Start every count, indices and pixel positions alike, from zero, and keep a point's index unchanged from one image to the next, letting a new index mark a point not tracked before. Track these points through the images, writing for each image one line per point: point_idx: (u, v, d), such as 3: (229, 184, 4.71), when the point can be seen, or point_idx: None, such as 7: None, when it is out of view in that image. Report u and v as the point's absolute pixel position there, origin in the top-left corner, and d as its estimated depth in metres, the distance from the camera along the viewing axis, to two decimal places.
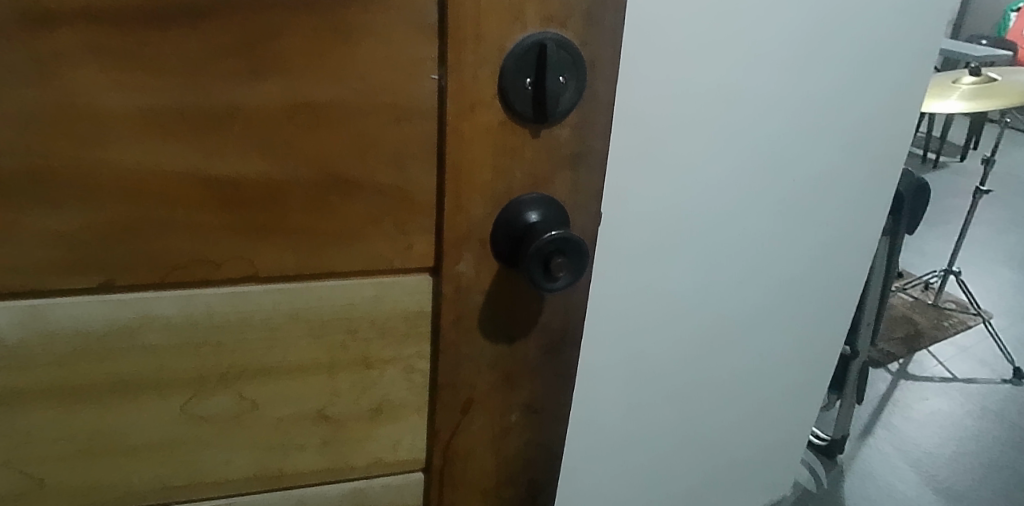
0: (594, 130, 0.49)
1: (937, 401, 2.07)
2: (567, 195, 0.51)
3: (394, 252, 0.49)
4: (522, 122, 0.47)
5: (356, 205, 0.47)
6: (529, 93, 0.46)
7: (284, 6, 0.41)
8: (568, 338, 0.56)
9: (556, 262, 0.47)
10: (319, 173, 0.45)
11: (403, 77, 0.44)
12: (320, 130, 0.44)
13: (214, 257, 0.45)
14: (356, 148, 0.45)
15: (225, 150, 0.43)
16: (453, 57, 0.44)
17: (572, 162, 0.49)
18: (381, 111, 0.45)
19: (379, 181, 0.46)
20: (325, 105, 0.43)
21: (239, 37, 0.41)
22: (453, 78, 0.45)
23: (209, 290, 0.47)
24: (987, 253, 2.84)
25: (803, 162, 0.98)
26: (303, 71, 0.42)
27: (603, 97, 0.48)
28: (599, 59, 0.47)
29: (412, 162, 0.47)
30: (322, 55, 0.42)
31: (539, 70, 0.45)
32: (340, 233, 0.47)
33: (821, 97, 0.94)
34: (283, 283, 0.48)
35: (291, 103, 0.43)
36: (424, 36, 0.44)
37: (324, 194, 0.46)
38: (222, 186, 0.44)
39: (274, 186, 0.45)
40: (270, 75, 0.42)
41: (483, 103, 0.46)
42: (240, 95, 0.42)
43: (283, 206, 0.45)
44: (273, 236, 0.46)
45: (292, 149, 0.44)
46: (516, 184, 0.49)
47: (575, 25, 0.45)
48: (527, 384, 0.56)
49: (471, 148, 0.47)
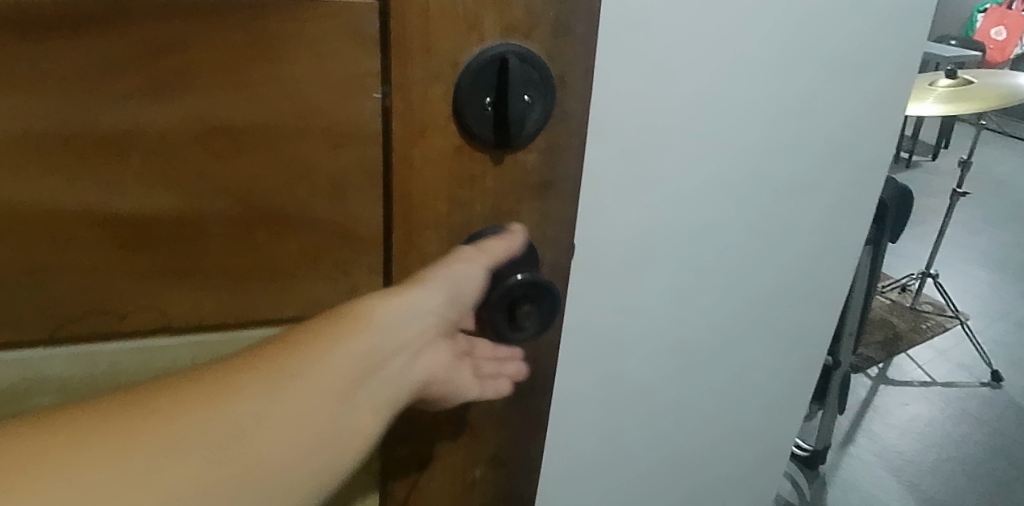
0: (565, 156, 0.42)
1: (917, 407, 2.04)
2: (535, 228, 0.44)
3: (336, 295, 0.42)
4: (482, 147, 0.41)
5: (287, 245, 0.40)
6: (489, 114, 0.40)
7: (192, 14, 0.34)
8: (538, 383, 0.50)
9: (521, 309, 0.43)
10: (241, 208, 0.38)
11: (340, 96, 0.38)
12: (240, 158, 0.37)
13: (116, 307, 0.39)
14: (285, 179, 0.38)
15: (124, 184, 0.36)
16: (399, 73, 0.38)
17: (541, 192, 0.43)
18: (315, 136, 0.38)
19: (314, 216, 0.40)
20: (247, 129, 0.37)
21: (136, 50, 0.34)
22: (399, 97, 0.38)
23: (109, 342, 0.40)
24: (963, 254, 2.83)
25: (790, 173, 0.93)
26: (218, 90, 0.36)
27: (575, 117, 0.42)
28: (570, 74, 0.40)
29: (354, 195, 0.40)
30: (241, 72, 0.36)
31: (500, 89, 0.39)
32: (268, 276, 0.41)
33: (806, 105, 0.89)
34: (203, 333, 0.41)
35: (204, 128, 0.36)
36: (364, 48, 0.37)
37: (247, 232, 0.39)
38: (123, 227, 0.37)
39: (185, 225, 0.38)
40: (177, 95, 0.35)
41: (436, 127, 0.40)
42: (141, 120, 0.35)
43: (197, 247, 0.38)
44: (188, 281, 0.39)
45: (207, 181, 0.37)
46: (476, 216, 0.43)
47: (542, 36, 0.39)
48: (492, 434, 0.50)
49: (422, 177, 0.40)
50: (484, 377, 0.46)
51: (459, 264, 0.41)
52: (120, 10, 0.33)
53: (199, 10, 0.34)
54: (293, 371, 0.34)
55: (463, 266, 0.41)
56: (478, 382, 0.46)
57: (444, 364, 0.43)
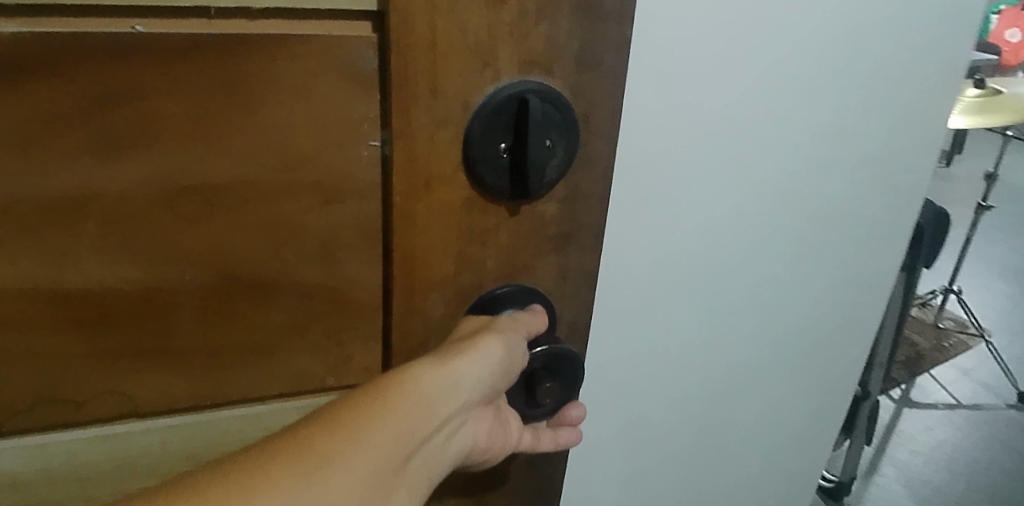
0: (589, 204, 0.37)
1: (943, 432, 1.97)
2: (554, 285, 0.38)
3: (327, 369, 0.37)
4: (496, 199, 0.35)
5: (271, 316, 0.34)
6: (504, 161, 0.34)
7: (157, 56, 0.28)
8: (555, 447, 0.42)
9: (544, 388, 0.38)
10: (217, 277, 0.33)
11: (333, 144, 0.32)
12: (216, 221, 0.32)
13: (73, 394, 0.33)
14: (268, 242, 0.33)
15: (79, 254, 0.30)
16: (400, 117, 0.32)
17: (561, 246, 0.37)
18: (303, 192, 0.32)
19: (301, 282, 0.34)
20: (222, 186, 0.31)
21: (90, 99, 0.28)
22: (400, 144, 0.33)
23: (57, 432, 0.34)
24: (987, 264, 2.73)
25: (862, 200, 0.75)
26: (189, 144, 0.30)
27: (600, 160, 0.36)
28: (595, 112, 0.35)
29: (349, 255, 0.35)
30: (214, 121, 0.30)
31: (518, 133, 0.34)
32: (250, 351, 0.35)
33: (883, 111, 0.70)
34: (175, 415, 0.36)
35: (173, 188, 0.30)
36: (361, 89, 0.32)
37: (224, 303, 0.33)
38: (80, 302, 0.31)
39: (152, 298, 0.32)
40: (141, 151, 0.29)
41: (443, 177, 0.34)
42: (97, 180, 0.29)
43: (165, 322, 0.33)
44: (157, 361, 0.34)
45: (176, 249, 0.32)
46: (487, 275, 0.37)
47: (565, 70, 0.33)
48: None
49: (427, 234, 0.35)
50: (541, 433, 0.41)
51: (498, 328, 0.36)
52: (71, 52, 0.27)
53: (165, 50, 0.28)
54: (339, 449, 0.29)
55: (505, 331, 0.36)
56: (539, 441, 0.41)
57: (490, 440, 0.38)
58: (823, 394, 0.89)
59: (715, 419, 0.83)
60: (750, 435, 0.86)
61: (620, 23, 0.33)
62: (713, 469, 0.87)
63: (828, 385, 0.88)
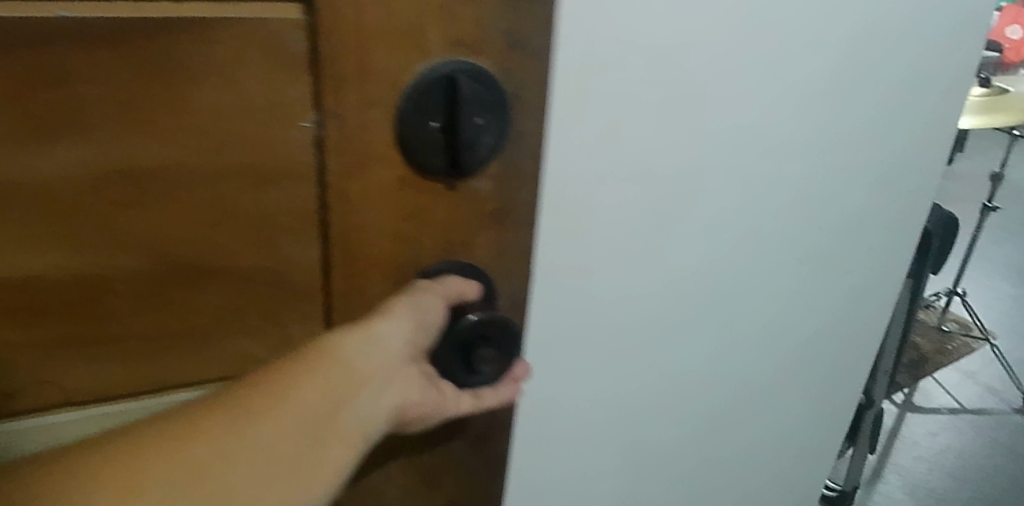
0: (525, 181, 0.37)
1: (945, 437, 1.95)
2: (492, 261, 0.39)
3: (267, 350, 0.38)
4: (430, 177, 0.36)
5: (207, 299, 0.35)
6: (436, 139, 0.35)
7: (79, 44, 0.29)
8: (499, 422, 0.44)
9: (482, 353, 0.39)
10: (150, 262, 0.33)
11: (262, 127, 0.33)
12: (147, 206, 0.32)
13: (10, 381, 0.34)
14: (200, 226, 0.33)
15: (10, 243, 0.31)
16: (331, 98, 0.33)
17: (498, 222, 0.38)
18: (234, 176, 0.33)
19: (237, 265, 0.35)
20: (152, 172, 0.31)
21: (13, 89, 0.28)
22: (332, 125, 0.33)
23: (20, 418, 0.35)
24: (989, 263, 2.70)
25: (822, 191, 0.73)
26: (116, 131, 0.30)
27: (533, 137, 0.37)
28: (526, 91, 0.35)
29: (285, 237, 0.35)
30: (140, 108, 0.30)
31: (450, 111, 0.34)
32: (189, 334, 0.36)
33: (833, 100, 0.68)
34: (115, 402, 0.36)
35: (101, 174, 0.31)
36: (291, 71, 0.32)
37: (159, 288, 0.34)
38: (14, 291, 0.32)
39: (84, 283, 0.33)
40: (68, 139, 0.30)
41: (377, 156, 0.35)
42: (25, 170, 0.30)
43: (100, 307, 0.33)
44: (94, 346, 0.34)
45: (106, 234, 0.32)
46: (425, 252, 0.38)
47: (494, 49, 0.34)
48: (453, 484, 0.44)
49: (363, 212, 0.36)
50: (483, 395, 0.42)
51: (416, 294, 0.37)
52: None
53: (86, 38, 0.29)
54: (256, 411, 0.34)
55: (424, 295, 0.37)
56: (478, 401, 0.42)
57: (432, 398, 0.40)
58: (803, 388, 0.89)
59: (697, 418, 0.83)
60: (732, 431, 0.86)
61: (546, 3, 0.34)
62: (695, 464, 0.87)
63: (808, 377, 0.89)
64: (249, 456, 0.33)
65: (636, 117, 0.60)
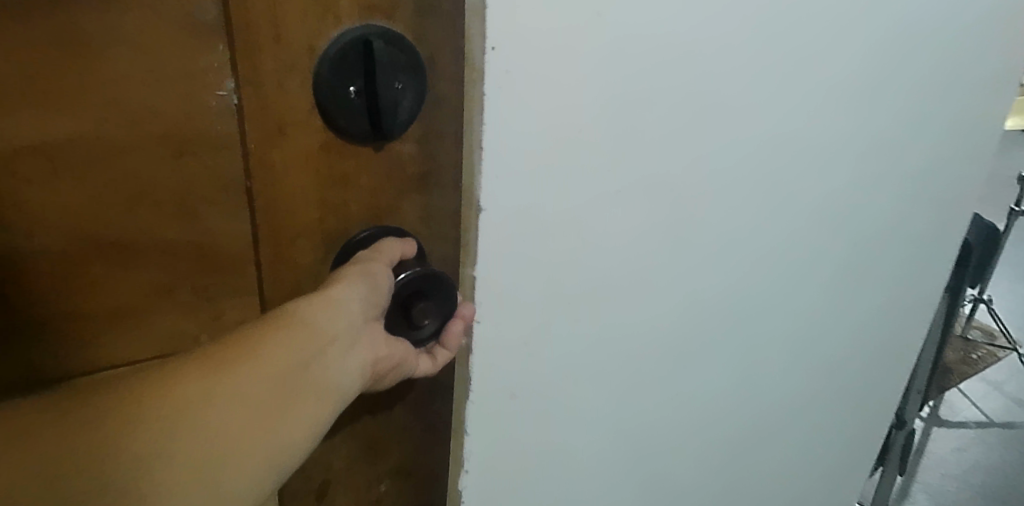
0: (444, 143, 0.40)
1: (973, 452, 1.88)
2: (420, 223, 0.42)
3: (199, 325, 0.40)
4: (353, 140, 0.38)
5: (131, 274, 0.37)
6: (355, 104, 0.36)
7: None
8: (439, 388, 0.49)
9: (418, 307, 0.42)
10: (68, 236, 0.34)
11: (177, 97, 0.34)
12: (61, 180, 0.33)
13: None
14: (121, 200, 0.35)
15: None
16: (247, 65, 0.34)
17: (422, 185, 0.41)
18: (153, 149, 0.34)
19: (162, 238, 0.36)
20: (63, 145, 0.33)
21: None
22: (250, 91, 0.35)
23: None
24: (1015, 268, 2.63)
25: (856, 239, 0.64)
26: (25, 104, 0.31)
27: (450, 100, 0.39)
28: (438, 54, 0.38)
29: (209, 210, 0.37)
30: (46, 80, 0.31)
31: (367, 75, 0.36)
32: (117, 310, 0.37)
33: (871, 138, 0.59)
34: (42, 388, 0.37)
35: (12, 148, 0.32)
36: (203, 39, 0.33)
37: (82, 261, 0.35)
38: None
39: (7, 262, 0.34)
40: None
41: (298, 122, 0.36)
42: None
43: (25, 283, 0.35)
44: (20, 323, 0.35)
45: (25, 211, 0.33)
46: (353, 216, 0.40)
47: (405, 15, 0.36)
48: (396, 448, 0.50)
49: (288, 181, 0.37)
50: (439, 354, 0.45)
51: (364, 263, 0.39)
52: None
53: None
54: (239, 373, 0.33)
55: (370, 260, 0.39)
56: (434, 361, 0.45)
57: (386, 366, 0.42)
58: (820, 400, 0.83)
59: None
60: None
61: None
62: None
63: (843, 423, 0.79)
64: (230, 417, 0.32)
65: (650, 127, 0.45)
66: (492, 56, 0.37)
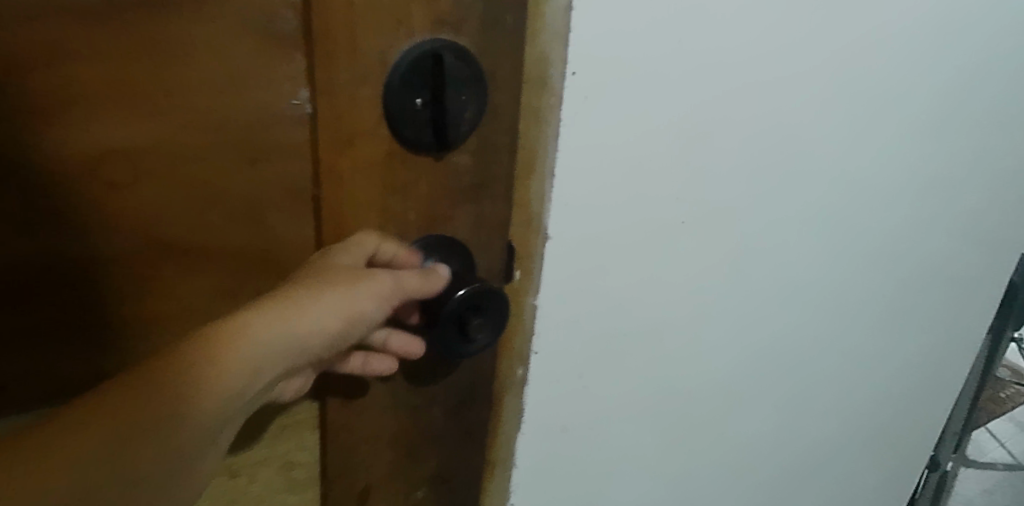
0: (498, 155, 0.41)
1: (998, 493, 1.85)
2: (471, 232, 0.43)
3: None
4: (417, 150, 0.39)
5: (194, 277, 0.38)
6: (421, 115, 0.38)
7: (89, 18, 0.31)
8: (479, 396, 0.49)
9: (473, 323, 0.42)
10: (145, 239, 0.36)
11: (256, 105, 0.35)
12: (143, 183, 0.35)
13: (24, 356, 0.36)
14: (193, 204, 0.36)
15: (29, 223, 0.33)
16: (324, 74, 0.35)
17: (475, 195, 0.42)
18: (225, 157, 0.36)
19: (230, 242, 0.38)
20: (151, 149, 0.34)
21: (36, 63, 0.31)
22: (326, 102, 0.36)
23: (43, 400, 0.38)
24: None
25: (872, 254, 0.68)
26: (119, 108, 0.33)
27: (506, 112, 0.41)
28: (498, 68, 0.39)
29: (276, 215, 0.38)
30: (146, 85, 0.33)
31: (436, 88, 0.37)
32: (187, 311, 0.39)
33: (898, 161, 0.63)
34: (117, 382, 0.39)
35: (110, 149, 0.33)
36: (283, 49, 0.35)
37: (156, 265, 0.37)
38: (27, 268, 0.34)
39: (83, 264, 0.35)
40: (79, 115, 0.32)
41: (366, 133, 0.37)
42: (46, 149, 0.32)
43: (99, 285, 0.36)
44: (101, 322, 0.37)
45: (110, 213, 0.34)
46: (410, 225, 0.41)
47: (473, 30, 0.37)
48: (435, 454, 0.49)
49: (353, 190, 0.38)
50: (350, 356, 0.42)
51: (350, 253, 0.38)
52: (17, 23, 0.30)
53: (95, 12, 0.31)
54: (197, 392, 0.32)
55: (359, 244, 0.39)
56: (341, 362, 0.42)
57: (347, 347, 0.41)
58: (851, 425, 0.83)
59: (747, 476, 0.77)
60: (768, 479, 0.80)
61: None
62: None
63: (846, 435, 0.84)
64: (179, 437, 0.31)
65: (694, 134, 0.50)
66: (570, 82, 0.44)
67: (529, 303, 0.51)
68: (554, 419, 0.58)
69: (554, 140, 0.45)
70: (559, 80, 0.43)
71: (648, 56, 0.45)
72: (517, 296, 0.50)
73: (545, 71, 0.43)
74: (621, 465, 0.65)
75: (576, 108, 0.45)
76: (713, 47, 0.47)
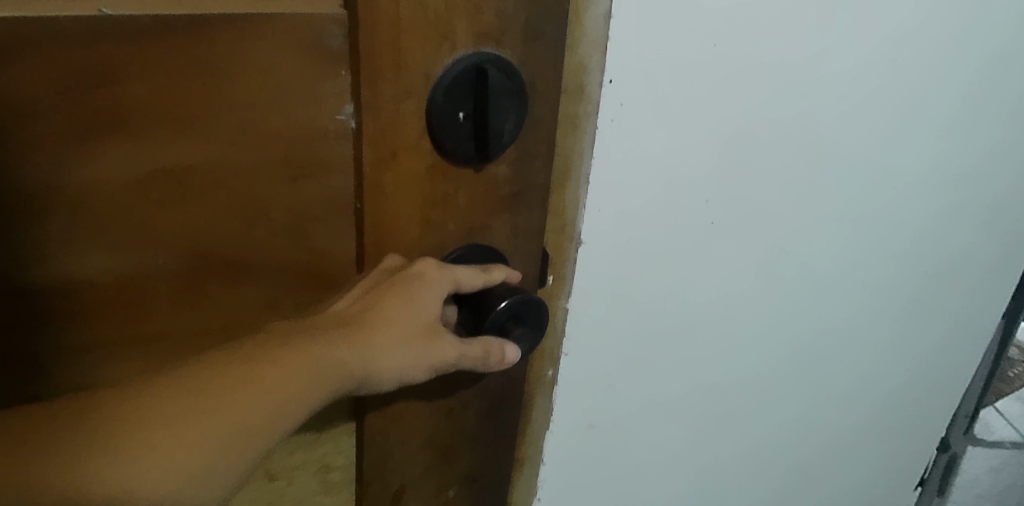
0: (536, 165, 0.41)
1: (1005, 471, 1.86)
2: (507, 241, 0.43)
3: None
4: (458, 163, 0.39)
5: (237, 292, 0.38)
6: (463, 128, 0.37)
7: (135, 41, 0.31)
8: (510, 397, 0.50)
9: (514, 333, 0.42)
10: (189, 256, 0.36)
11: (299, 122, 0.35)
12: (187, 203, 0.35)
13: (73, 374, 0.36)
14: (236, 220, 0.36)
15: (76, 241, 0.33)
16: (369, 90, 0.35)
17: (512, 204, 0.42)
18: (266, 173, 0.36)
19: (272, 257, 0.38)
20: (195, 169, 0.34)
21: (84, 85, 0.31)
22: (370, 117, 0.35)
23: None
24: None
25: (896, 250, 0.68)
26: (165, 130, 0.33)
27: (545, 122, 0.40)
28: (539, 79, 0.39)
29: (318, 228, 0.38)
30: (191, 107, 0.33)
31: (478, 102, 0.37)
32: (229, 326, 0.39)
33: (926, 158, 0.63)
34: None
35: (156, 169, 0.33)
36: (327, 65, 0.35)
37: (201, 281, 0.37)
38: (75, 285, 0.34)
39: (130, 282, 0.35)
40: (125, 137, 0.32)
41: (408, 146, 0.37)
42: (93, 170, 0.32)
43: (143, 302, 0.36)
44: (146, 339, 0.37)
45: (156, 233, 0.35)
46: (449, 236, 0.41)
47: (514, 42, 0.37)
48: (467, 455, 0.50)
49: (395, 202, 0.38)
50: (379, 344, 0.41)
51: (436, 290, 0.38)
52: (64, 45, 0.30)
53: (142, 33, 0.31)
54: (243, 401, 0.32)
55: (454, 275, 0.39)
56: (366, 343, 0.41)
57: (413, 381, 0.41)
58: (870, 417, 0.83)
59: (767, 467, 0.78)
60: (787, 471, 0.80)
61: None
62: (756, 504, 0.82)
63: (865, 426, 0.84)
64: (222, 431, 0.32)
65: (728, 136, 0.50)
66: (607, 90, 0.43)
67: (560, 306, 0.51)
68: (582, 416, 0.58)
69: (589, 147, 0.45)
70: (596, 88, 0.43)
71: (685, 60, 0.45)
72: (550, 301, 0.50)
73: (583, 79, 0.42)
74: (644, 460, 0.66)
75: (612, 115, 0.44)
76: (748, 51, 0.47)
